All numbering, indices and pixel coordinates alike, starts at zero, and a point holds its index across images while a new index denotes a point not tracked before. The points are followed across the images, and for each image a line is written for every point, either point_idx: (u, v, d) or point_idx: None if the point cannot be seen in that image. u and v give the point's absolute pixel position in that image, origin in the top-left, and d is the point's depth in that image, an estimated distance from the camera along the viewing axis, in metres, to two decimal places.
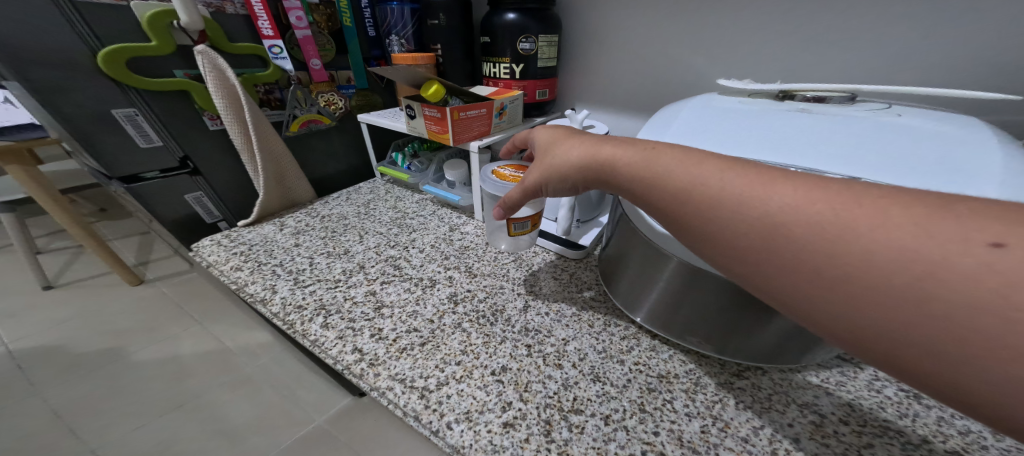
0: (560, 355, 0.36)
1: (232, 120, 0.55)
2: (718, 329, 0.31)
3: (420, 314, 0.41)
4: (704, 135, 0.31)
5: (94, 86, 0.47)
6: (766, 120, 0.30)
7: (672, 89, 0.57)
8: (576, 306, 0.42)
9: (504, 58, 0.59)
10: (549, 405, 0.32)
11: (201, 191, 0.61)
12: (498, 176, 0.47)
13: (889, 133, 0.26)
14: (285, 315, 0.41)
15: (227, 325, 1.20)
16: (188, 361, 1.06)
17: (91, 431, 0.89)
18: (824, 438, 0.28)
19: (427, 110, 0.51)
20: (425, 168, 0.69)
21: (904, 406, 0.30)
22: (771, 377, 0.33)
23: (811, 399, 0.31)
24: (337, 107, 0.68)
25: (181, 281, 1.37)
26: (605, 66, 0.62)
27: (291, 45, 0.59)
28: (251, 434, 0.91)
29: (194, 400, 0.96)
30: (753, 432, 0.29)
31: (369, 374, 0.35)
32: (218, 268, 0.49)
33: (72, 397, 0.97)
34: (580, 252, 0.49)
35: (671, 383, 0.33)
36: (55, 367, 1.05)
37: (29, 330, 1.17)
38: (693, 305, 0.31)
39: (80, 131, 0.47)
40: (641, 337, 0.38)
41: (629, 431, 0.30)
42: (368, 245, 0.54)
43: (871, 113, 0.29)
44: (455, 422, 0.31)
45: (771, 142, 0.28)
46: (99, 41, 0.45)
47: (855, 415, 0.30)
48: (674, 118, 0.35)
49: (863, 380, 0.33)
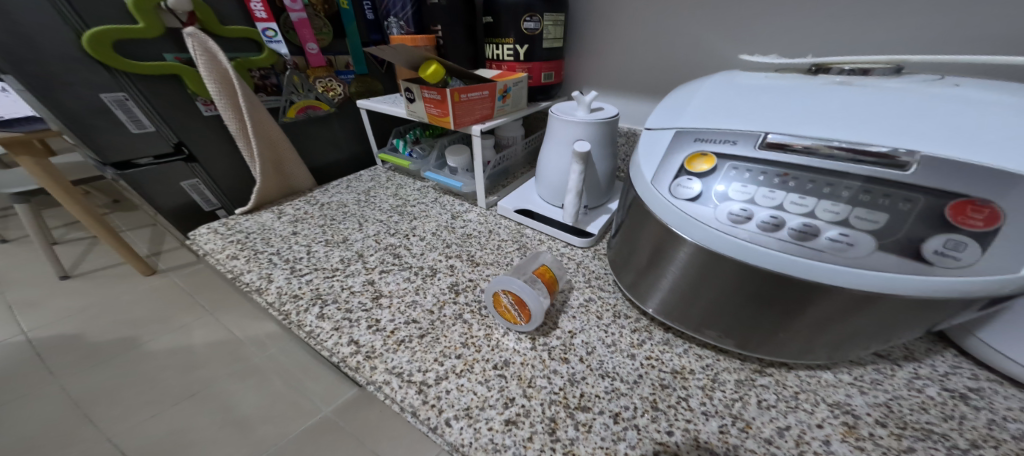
0: (567, 348, 0.34)
1: (226, 105, 0.53)
2: (739, 324, 0.28)
3: (419, 304, 0.40)
4: (726, 112, 0.28)
5: (81, 69, 0.45)
6: (800, 93, 0.27)
7: (687, 68, 0.53)
8: (584, 296, 0.40)
9: (507, 38, 0.56)
10: (555, 402, 0.30)
11: (197, 178, 0.60)
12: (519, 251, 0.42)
13: (946, 104, 0.23)
14: (281, 305, 0.40)
15: (236, 315, 1.20)
16: (199, 351, 1.07)
17: (106, 418, 0.90)
18: (858, 441, 0.26)
19: (426, 92, 0.49)
20: (426, 155, 0.66)
21: (949, 407, 0.27)
22: (798, 374, 0.30)
23: (843, 399, 0.28)
24: (336, 93, 0.66)
25: (193, 272, 1.39)
26: (614, 46, 0.59)
27: (285, 28, 0.57)
28: (261, 424, 0.91)
29: (204, 390, 0.97)
30: (777, 433, 0.27)
31: (366, 368, 0.33)
32: (214, 256, 0.48)
33: (87, 385, 0.98)
34: (587, 241, 0.47)
35: (686, 379, 0.31)
36: (71, 356, 1.07)
37: (46, 319, 1.19)
38: (712, 297, 0.28)
39: (70, 115, 0.46)
40: (653, 330, 0.36)
41: (640, 430, 0.28)
42: (368, 232, 0.52)
43: (921, 85, 0.26)
44: (454, 419, 0.29)
45: (807, 115, 0.25)
46: (83, 23, 0.43)
47: (893, 417, 0.27)
48: (693, 95, 0.32)
49: (902, 378, 0.29)
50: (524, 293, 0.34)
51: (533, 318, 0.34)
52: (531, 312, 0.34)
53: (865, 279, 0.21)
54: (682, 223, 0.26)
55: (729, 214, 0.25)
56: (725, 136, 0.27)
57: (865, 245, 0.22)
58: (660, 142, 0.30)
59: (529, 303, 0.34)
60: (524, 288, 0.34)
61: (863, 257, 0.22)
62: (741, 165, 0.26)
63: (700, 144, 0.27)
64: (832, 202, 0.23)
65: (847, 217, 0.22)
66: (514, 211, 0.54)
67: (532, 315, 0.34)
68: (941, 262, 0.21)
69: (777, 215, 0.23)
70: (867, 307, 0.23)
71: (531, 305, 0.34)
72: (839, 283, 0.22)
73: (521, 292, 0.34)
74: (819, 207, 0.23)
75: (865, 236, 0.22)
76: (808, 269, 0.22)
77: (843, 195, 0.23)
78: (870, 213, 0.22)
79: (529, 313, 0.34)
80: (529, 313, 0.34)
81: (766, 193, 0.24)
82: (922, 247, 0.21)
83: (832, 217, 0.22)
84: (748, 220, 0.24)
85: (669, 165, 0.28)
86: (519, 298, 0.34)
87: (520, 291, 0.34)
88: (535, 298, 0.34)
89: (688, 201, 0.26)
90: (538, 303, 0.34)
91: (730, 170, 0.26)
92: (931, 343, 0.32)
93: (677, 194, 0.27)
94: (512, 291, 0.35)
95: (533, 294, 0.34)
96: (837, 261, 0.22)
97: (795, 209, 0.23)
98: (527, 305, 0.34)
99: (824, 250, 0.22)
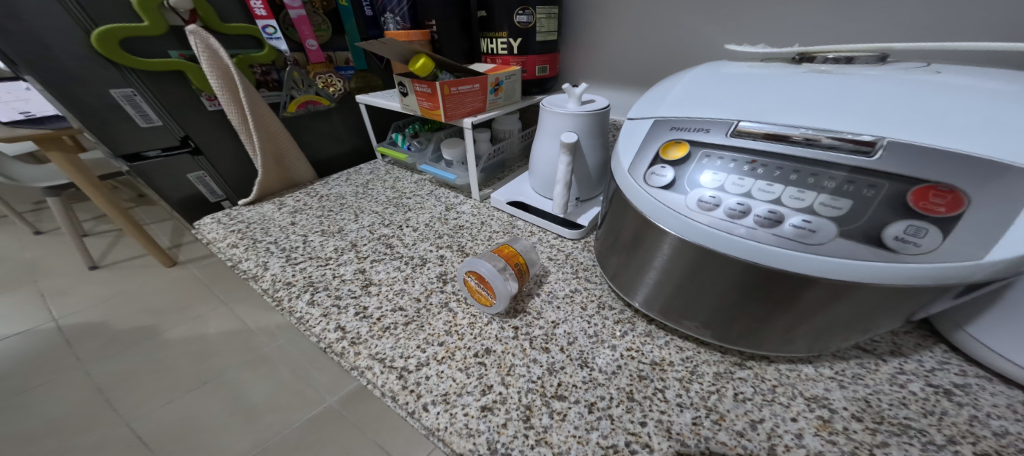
0: (549, 338, 0.34)
1: (228, 101, 0.55)
2: (718, 317, 0.28)
3: (407, 292, 0.40)
4: (704, 101, 0.28)
5: (93, 66, 0.49)
6: (779, 81, 0.27)
7: (682, 61, 0.53)
8: (570, 286, 0.40)
9: (501, 32, 0.55)
10: (531, 390, 0.30)
11: (203, 171, 0.64)
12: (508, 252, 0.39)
13: (924, 90, 0.22)
14: (274, 291, 0.41)
15: (249, 307, 1.25)
16: (214, 340, 1.11)
17: (125, 403, 0.94)
18: (832, 435, 0.26)
19: (418, 85, 0.49)
20: (424, 148, 0.67)
21: (931, 403, 0.27)
22: (778, 368, 0.30)
23: (821, 393, 0.28)
24: (336, 88, 0.67)
25: (210, 264, 1.44)
26: (610, 38, 0.58)
27: (285, 25, 0.58)
28: (269, 413, 0.94)
29: (217, 378, 1.00)
30: (750, 425, 0.27)
31: (350, 353, 0.34)
32: (216, 245, 0.49)
33: (108, 370, 1.03)
34: (576, 233, 0.47)
35: (665, 371, 0.31)
36: (96, 342, 1.12)
37: (73, 308, 1.25)
38: (689, 288, 0.28)
39: (86, 110, 0.51)
40: (636, 322, 0.35)
41: (614, 420, 0.28)
42: (362, 223, 0.53)
43: (905, 72, 0.25)
44: (431, 404, 0.29)
45: (782, 102, 0.24)
46: (91, 22, 0.46)
47: (870, 412, 0.27)
48: (675, 85, 0.32)
49: (885, 373, 0.29)
50: (486, 271, 0.36)
51: (499, 297, 0.35)
52: (495, 290, 0.35)
53: (830, 267, 0.21)
54: (657, 211, 0.26)
55: (699, 201, 0.24)
56: (700, 125, 0.26)
57: (828, 232, 0.21)
58: (639, 131, 0.30)
59: (492, 281, 0.36)
60: (487, 267, 0.36)
61: (827, 244, 0.21)
62: (713, 152, 0.25)
63: (676, 132, 0.27)
64: (800, 189, 0.23)
65: (813, 203, 0.22)
66: (506, 203, 0.54)
67: (497, 293, 0.35)
68: (902, 249, 0.20)
69: (744, 202, 0.23)
70: (839, 298, 0.22)
71: (494, 283, 0.35)
72: (804, 270, 0.22)
73: (484, 271, 0.36)
74: (786, 194, 0.23)
75: (829, 223, 0.21)
76: (774, 256, 0.22)
77: (810, 182, 0.23)
78: (835, 199, 0.22)
79: (495, 292, 0.36)
80: (495, 292, 0.36)
81: (737, 180, 0.24)
82: (884, 233, 0.20)
83: (798, 204, 0.22)
84: (717, 207, 0.24)
85: (645, 154, 0.28)
86: (482, 277, 0.36)
87: (484, 271, 0.36)
88: (497, 276, 0.35)
89: (661, 188, 0.26)
90: (501, 281, 0.36)
91: (702, 157, 0.26)
92: (920, 339, 0.32)
93: (651, 182, 0.27)
94: (477, 272, 0.37)
95: (495, 272, 0.36)
96: (801, 249, 0.21)
97: (762, 197, 0.23)
98: (490, 283, 0.36)
99: (790, 237, 0.22)
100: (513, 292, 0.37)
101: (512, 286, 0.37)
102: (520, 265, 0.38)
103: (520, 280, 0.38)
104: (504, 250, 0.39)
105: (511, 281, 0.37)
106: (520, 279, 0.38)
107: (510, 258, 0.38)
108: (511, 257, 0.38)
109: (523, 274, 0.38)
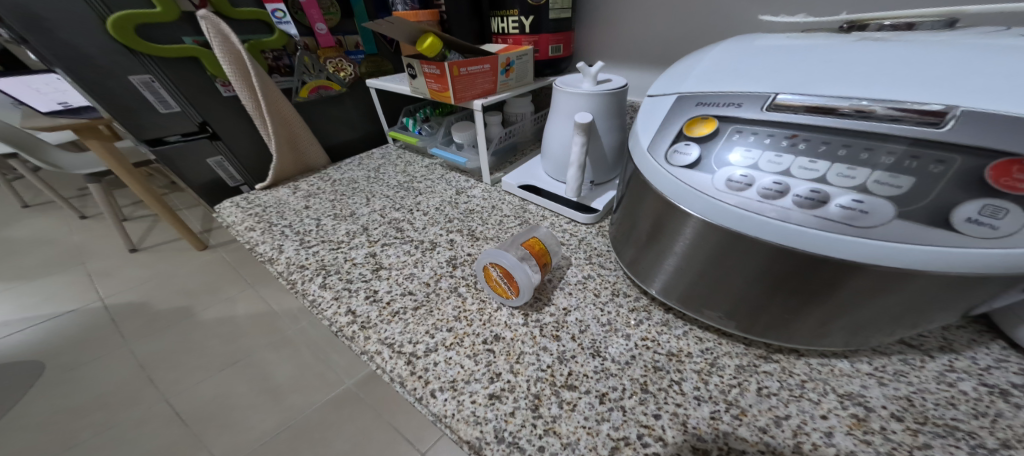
0: (560, 326, 0.33)
1: (242, 85, 0.55)
2: (746, 305, 0.25)
3: (416, 276, 0.40)
4: (735, 74, 0.25)
5: (111, 52, 0.50)
6: (826, 50, 0.24)
7: (708, 35, 0.49)
8: (583, 273, 0.39)
9: (512, 10, 0.52)
10: (541, 379, 0.29)
11: (221, 156, 0.66)
12: (535, 248, 0.36)
13: (1003, 53, 0.19)
14: (288, 274, 0.42)
15: (274, 289, 1.30)
16: (244, 322, 1.17)
17: (165, 379, 1.00)
18: (867, 435, 0.24)
19: (426, 67, 0.48)
20: (434, 132, 0.66)
21: (984, 403, 0.24)
22: (808, 362, 0.28)
23: (857, 390, 0.26)
24: (346, 73, 0.67)
25: (237, 248, 1.50)
26: (629, 12, 0.54)
27: (293, 9, 0.57)
28: (291, 392, 0.98)
29: (247, 358, 1.06)
30: (774, 422, 0.25)
31: (360, 338, 0.34)
32: (235, 228, 0.50)
33: (149, 348, 1.10)
34: (590, 217, 0.45)
35: (682, 362, 0.29)
36: (138, 321, 1.19)
37: (115, 289, 1.33)
38: (716, 276, 0.25)
39: (109, 96, 0.52)
40: (652, 311, 0.34)
41: (626, 412, 0.27)
42: (374, 207, 0.53)
43: (979, 35, 0.22)
44: (439, 391, 0.29)
45: (828, 71, 0.22)
46: (107, 9, 0.47)
47: (913, 411, 0.25)
48: (701, 59, 0.29)
49: (932, 371, 0.27)
50: (511, 265, 0.34)
51: (522, 291, 0.34)
52: (519, 285, 0.34)
53: (884, 253, 0.19)
54: (679, 192, 0.24)
55: (728, 181, 0.22)
56: (730, 99, 0.24)
57: (884, 213, 0.19)
58: (659, 109, 0.27)
59: (515, 275, 0.34)
60: (512, 260, 0.34)
61: (881, 227, 0.19)
62: (746, 128, 0.23)
63: (702, 108, 0.25)
64: (850, 166, 0.20)
65: (865, 182, 0.20)
66: (517, 187, 0.52)
67: (520, 288, 0.34)
68: (975, 232, 0.18)
69: (781, 181, 0.21)
70: (891, 288, 0.20)
71: (519, 277, 0.34)
72: (850, 257, 0.19)
73: (509, 265, 0.34)
74: (832, 172, 0.20)
75: (885, 202, 0.19)
76: (817, 241, 0.20)
77: (862, 157, 0.20)
78: (892, 177, 0.19)
79: (518, 286, 0.34)
80: (518, 287, 0.34)
81: (773, 157, 0.22)
82: (953, 214, 0.18)
83: (847, 182, 0.20)
84: (749, 187, 0.22)
85: (667, 131, 0.26)
86: (506, 271, 0.34)
87: (507, 264, 0.34)
88: (522, 270, 0.34)
89: (685, 168, 0.24)
90: (526, 276, 0.34)
91: (733, 133, 0.23)
92: (975, 334, 0.29)
93: (674, 161, 0.25)
94: (499, 264, 0.35)
95: (520, 266, 0.34)
96: (851, 232, 0.19)
97: (803, 175, 0.21)
98: (514, 277, 0.34)
99: (838, 219, 0.19)
100: (535, 284, 0.35)
101: (535, 279, 0.35)
102: (545, 261, 0.36)
103: (544, 273, 0.36)
104: (531, 243, 0.37)
105: (534, 274, 0.35)
106: (543, 272, 0.36)
107: (537, 252, 0.36)
108: (538, 252, 0.36)
109: (546, 268, 0.37)
